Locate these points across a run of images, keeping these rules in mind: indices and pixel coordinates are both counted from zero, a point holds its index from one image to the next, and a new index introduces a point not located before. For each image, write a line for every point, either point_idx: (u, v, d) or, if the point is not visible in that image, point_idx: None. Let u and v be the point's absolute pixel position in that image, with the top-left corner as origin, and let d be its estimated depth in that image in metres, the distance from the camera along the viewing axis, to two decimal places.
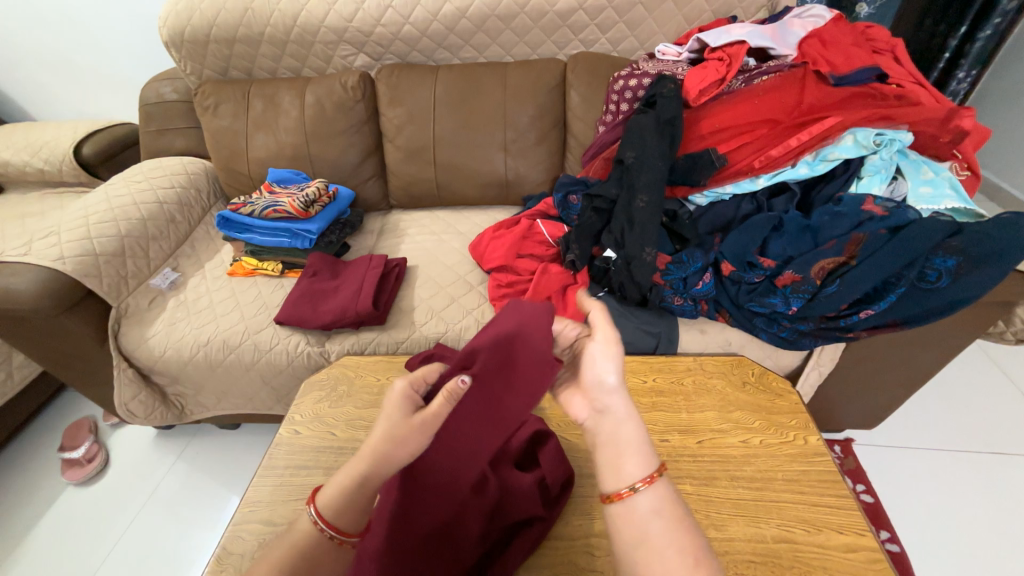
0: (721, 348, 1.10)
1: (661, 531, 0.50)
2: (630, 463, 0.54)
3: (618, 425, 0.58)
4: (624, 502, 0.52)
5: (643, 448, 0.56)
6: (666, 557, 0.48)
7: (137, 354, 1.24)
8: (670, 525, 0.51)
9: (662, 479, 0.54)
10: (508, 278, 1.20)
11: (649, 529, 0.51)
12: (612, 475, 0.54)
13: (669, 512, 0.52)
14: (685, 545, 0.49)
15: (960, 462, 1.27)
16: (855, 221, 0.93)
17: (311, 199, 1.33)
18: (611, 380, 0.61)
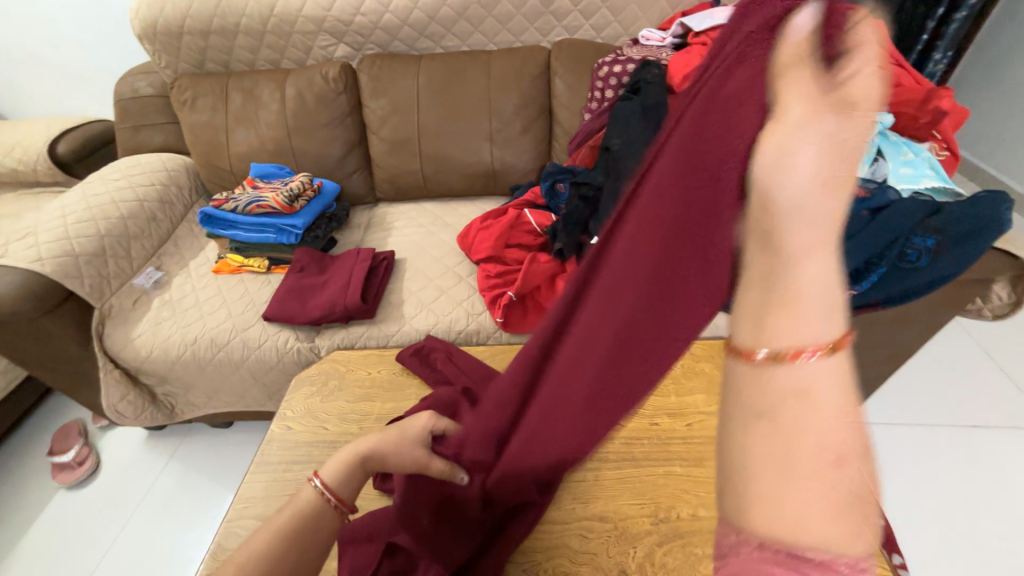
0: (709, 332, 1.11)
1: (812, 414, 0.28)
2: (785, 308, 0.30)
3: (785, 234, 0.30)
4: (763, 363, 0.29)
5: (831, 300, 0.30)
6: (815, 460, 0.27)
7: (123, 355, 1.22)
8: (833, 410, 0.28)
9: (835, 357, 0.29)
10: (497, 269, 1.18)
11: (800, 415, 0.28)
12: (748, 322, 0.30)
13: (838, 394, 0.29)
14: (847, 447, 0.28)
15: (941, 436, 1.31)
16: None
17: (295, 193, 1.32)
18: (816, 167, 0.30)
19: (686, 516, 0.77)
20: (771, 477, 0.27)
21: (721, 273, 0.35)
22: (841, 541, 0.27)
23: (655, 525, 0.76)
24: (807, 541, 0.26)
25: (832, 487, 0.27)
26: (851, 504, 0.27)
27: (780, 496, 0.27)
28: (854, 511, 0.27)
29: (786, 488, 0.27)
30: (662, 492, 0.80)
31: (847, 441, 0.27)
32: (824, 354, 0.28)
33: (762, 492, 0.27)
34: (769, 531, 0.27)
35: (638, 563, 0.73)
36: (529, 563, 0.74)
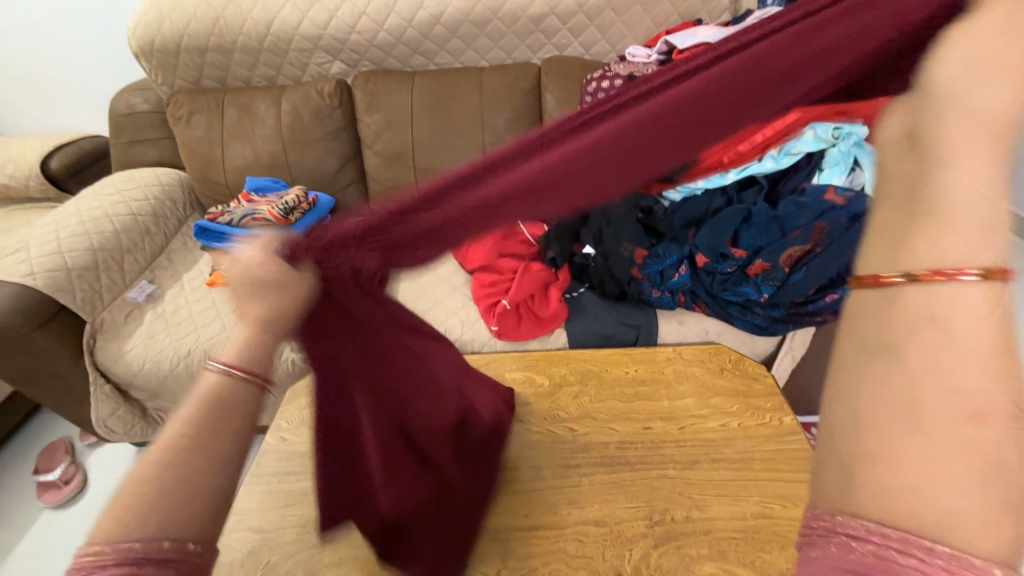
0: (700, 337, 1.14)
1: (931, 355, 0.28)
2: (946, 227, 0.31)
3: (938, 135, 0.35)
4: (893, 289, 0.31)
5: (987, 222, 0.31)
6: (942, 407, 0.27)
7: (115, 369, 1.21)
8: (973, 352, 0.28)
9: (999, 284, 0.29)
10: (490, 277, 1.22)
11: (930, 364, 0.28)
12: (885, 248, 0.33)
13: (986, 337, 0.28)
14: (991, 401, 0.27)
15: None
16: (816, 211, 0.97)
17: (290, 206, 1.34)
18: (1008, 77, 0.34)
19: (680, 518, 0.78)
20: (891, 430, 0.28)
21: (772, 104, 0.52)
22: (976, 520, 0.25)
23: (650, 528, 0.77)
24: (925, 508, 0.26)
25: (963, 452, 0.26)
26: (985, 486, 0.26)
27: (899, 446, 0.27)
28: (1000, 481, 0.25)
29: (909, 433, 0.27)
30: (657, 495, 0.81)
31: (986, 388, 0.27)
32: (978, 276, 0.29)
33: (876, 445, 0.28)
34: (878, 494, 0.27)
35: (634, 566, 0.73)
36: (527, 569, 0.74)
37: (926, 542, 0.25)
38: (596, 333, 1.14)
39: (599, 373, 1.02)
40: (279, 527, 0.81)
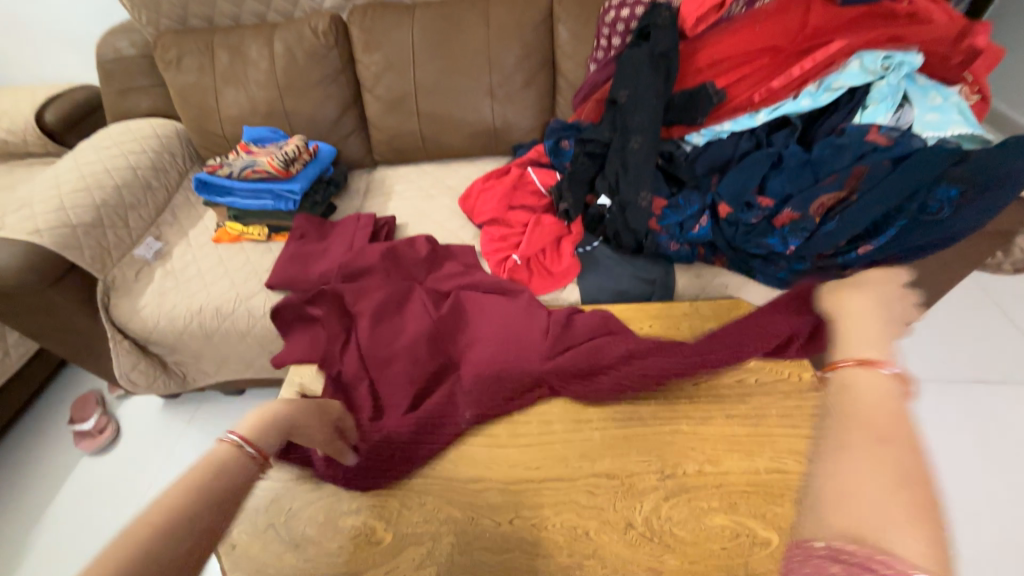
0: (718, 292, 1.09)
1: (870, 415, 0.42)
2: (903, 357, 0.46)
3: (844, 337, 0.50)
4: (844, 373, 0.47)
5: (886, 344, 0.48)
6: (884, 450, 0.39)
7: (131, 326, 1.22)
8: (894, 417, 0.41)
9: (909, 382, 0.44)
10: (501, 232, 1.17)
11: (871, 415, 0.42)
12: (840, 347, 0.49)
13: (897, 406, 0.42)
14: (916, 450, 0.39)
15: (945, 392, 1.31)
16: (857, 153, 0.90)
17: (290, 157, 1.28)
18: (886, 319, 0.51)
19: (692, 472, 0.78)
20: (857, 467, 0.39)
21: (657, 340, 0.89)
22: (906, 526, 0.34)
23: (661, 480, 0.78)
24: (872, 513, 0.36)
25: (901, 478, 0.37)
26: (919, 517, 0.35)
27: (857, 475, 0.38)
28: (911, 495, 0.36)
29: (862, 466, 0.38)
30: (669, 449, 0.81)
31: (913, 441, 0.40)
32: (893, 369, 0.45)
33: (845, 471, 0.39)
34: (839, 502, 0.38)
35: (644, 517, 0.74)
36: (539, 518, 0.76)
37: (885, 554, 0.33)
38: (610, 289, 1.08)
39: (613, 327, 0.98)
40: None
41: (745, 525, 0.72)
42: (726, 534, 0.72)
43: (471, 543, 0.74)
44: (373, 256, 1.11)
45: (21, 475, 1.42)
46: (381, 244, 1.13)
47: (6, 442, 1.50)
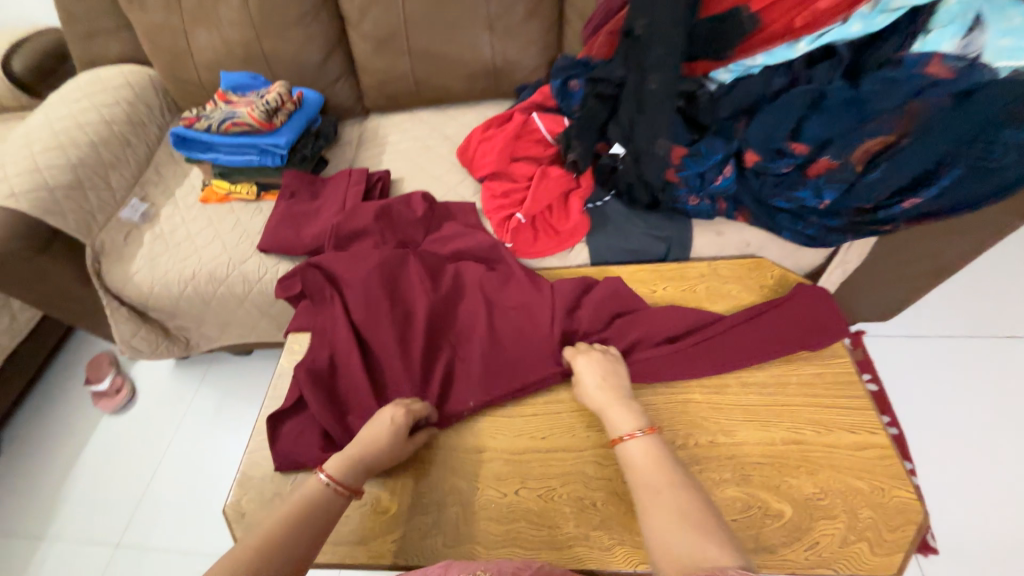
0: (739, 250, 1.00)
1: (641, 463, 0.65)
2: (690, 535, 0.55)
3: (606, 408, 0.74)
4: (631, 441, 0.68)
5: (621, 410, 0.73)
6: (639, 482, 0.63)
7: (125, 293, 1.19)
8: (648, 461, 0.65)
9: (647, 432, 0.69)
10: (503, 187, 1.06)
11: (654, 490, 0.61)
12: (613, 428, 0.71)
13: (653, 465, 0.64)
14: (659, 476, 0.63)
15: (973, 347, 1.24)
16: (913, 88, 0.78)
17: (273, 107, 1.17)
18: (631, 417, 0.71)
19: (704, 443, 0.75)
20: (645, 496, 0.61)
21: (676, 313, 0.86)
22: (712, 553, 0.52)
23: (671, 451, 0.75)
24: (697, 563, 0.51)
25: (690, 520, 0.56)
26: (711, 533, 0.55)
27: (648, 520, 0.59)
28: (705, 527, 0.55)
29: (649, 513, 0.59)
30: (680, 419, 0.77)
31: (647, 463, 0.65)
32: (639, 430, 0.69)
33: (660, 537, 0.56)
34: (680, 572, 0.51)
35: None
36: (545, 488, 0.74)
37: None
38: (622, 248, 1.01)
39: None
40: None
41: (757, 497, 0.69)
42: (737, 506, 0.69)
43: (475, 514, 0.73)
44: (366, 218, 1.03)
45: (45, 435, 1.47)
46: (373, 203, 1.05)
47: (28, 403, 1.54)
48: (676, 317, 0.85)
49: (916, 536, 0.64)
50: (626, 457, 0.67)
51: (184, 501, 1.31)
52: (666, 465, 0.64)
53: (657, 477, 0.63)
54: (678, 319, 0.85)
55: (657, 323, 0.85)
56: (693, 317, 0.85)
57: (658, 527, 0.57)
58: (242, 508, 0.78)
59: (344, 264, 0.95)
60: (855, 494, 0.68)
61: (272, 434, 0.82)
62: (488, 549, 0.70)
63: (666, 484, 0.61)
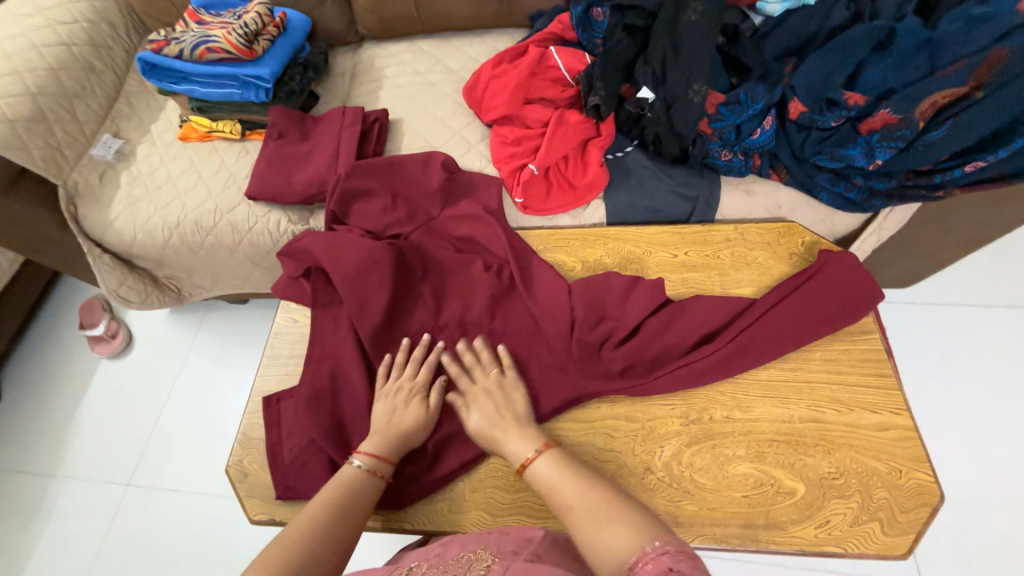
0: (768, 213, 0.91)
1: (553, 483, 0.61)
2: (613, 526, 0.52)
3: (519, 435, 0.68)
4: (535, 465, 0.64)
5: (518, 432, 0.69)
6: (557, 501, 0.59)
7: (107, 239, 1.11)
8: (556, 470, 0.62)
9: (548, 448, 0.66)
10: (515, 133, 0.96)
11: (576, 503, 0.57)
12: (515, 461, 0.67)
13: (559, 474, 0.61)
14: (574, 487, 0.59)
15: (995, 318, 1.20)
16: (1003, 27, 0.68)
17: (253, 30, 1.03)
18: (529, 443, 0.67)
19: (719, 418, 0.72)
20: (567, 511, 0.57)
21: (707, 304, 0.78)
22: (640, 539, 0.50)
23: (685, 425, 0.72)
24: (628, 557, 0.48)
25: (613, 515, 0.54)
26: (625, 519, 0.53)
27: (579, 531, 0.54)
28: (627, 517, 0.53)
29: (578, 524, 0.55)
30: (696, 393, 0.74)
31: (554, 475, 0.62)
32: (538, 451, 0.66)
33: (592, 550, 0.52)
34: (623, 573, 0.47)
35: (664, 462, 0.70)
36: None
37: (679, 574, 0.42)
38: (642, 207, 0.92)
39: (642, 256, 0.86)
40: None
41: (770, 474, 0.68)
42: (749, 483, 0.68)
43: (481, 481, 0.72)
44: (370, 179, 0.92)
45: (43, 379, 1.45)
46: (383, 158, 0.94)
47: (23, 346, 1.51)
48: (706, 307, 0.78)
49: (929, 518, 0.64)
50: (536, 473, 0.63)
51: (189, 446, 1.32)
52: (570, 467, 0.62)
53: (568, 482, 0.60)
54: (709, 309, 0.77)
55: (694, 320, 0.77)
56: (726, 307, 0.77)
57: (591, 535, 0.53)
58: (245, 468, 0.77)
59: (340, 254, 0.82)
60: (871, 476, 0.67)
61: (270, 418, 0.77)
62: (495, 516, 0.70)
63: (572, 487, 0.59)
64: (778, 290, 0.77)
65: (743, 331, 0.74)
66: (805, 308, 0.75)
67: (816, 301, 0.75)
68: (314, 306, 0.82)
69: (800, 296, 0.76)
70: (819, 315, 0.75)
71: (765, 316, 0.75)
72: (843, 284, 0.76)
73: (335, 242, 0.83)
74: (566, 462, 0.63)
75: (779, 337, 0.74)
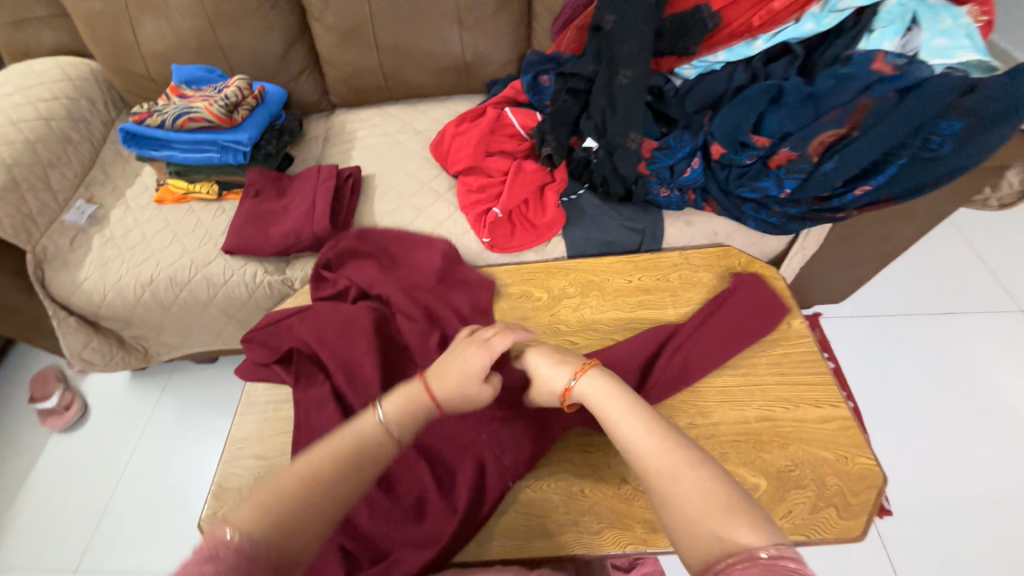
0: (707, 239, 1.04)
1: (623, 421, 0.59)
2: (721, 514, 0.47)
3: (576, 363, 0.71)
4: (580, 386, 0.67)
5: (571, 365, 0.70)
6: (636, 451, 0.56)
7: (75, 302, 1.10)
8: (627, 416, 0.60)
9: (598, 372, 0.67)
10: (479, 181, 1.07)
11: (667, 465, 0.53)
12: (560, 378, 0.70)
13: (628, 423, 0.59)
14: (648, 444, 0.56)
15: (917, 324, 1.34)
16: (862, 84, 0.85)
17: (232, 101, 1.13)
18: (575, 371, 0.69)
19: (683, 425, 0.78)
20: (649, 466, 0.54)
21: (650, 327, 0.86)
22: (747, 523, 0.46)
23: None
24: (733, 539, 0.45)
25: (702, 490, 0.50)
26: (737, 509, 0.47)
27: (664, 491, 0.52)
28: (719, 499, 0.49)
29: (663, 483, 0.52)
30: (661, 404, 0.80)
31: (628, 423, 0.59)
32: (587, 377, 0.67)
33: (683, 512, 0.49)
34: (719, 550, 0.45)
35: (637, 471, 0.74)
36: (531, 478, 0.75)
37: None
38: (598, 241, 1.03)
39: (600, 282, 0.95)
40: (280, 453, 0.80)
41: (735, 473, 0.73)
42: None
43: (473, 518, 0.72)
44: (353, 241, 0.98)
45: None
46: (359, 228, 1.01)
47: None
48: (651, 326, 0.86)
49: (877, 498, 0.70)
50: (593, 400, 0.64)
51: (150, 516, 1.24)
52: (663, 427, 0.57)
53: (661, 445, 0.55)
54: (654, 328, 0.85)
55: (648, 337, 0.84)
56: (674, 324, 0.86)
57: (685, 514, 0.49)
58: None
59: (323, 327, 0.86)
60: (822, 464, 0.73)
61: None
62: (481, 545, 0.70)
63: (659, 451, 0.54)
64: (715, 303, 0.88)
65: (694, 345, 0.83)
66: (741, 317, 0.85)
67: (747, 311, 0.86)
68: (299, 388, 0.81)
69: (734, 310, 0.86)
70: (753, 322, 0.85)
71: (711, 329, 0.84)
72: (768, 300, 0.87)
73: (318, 317, 0.87)
74: (632, 402, 0.62)
75: (720, 347, 0.83)
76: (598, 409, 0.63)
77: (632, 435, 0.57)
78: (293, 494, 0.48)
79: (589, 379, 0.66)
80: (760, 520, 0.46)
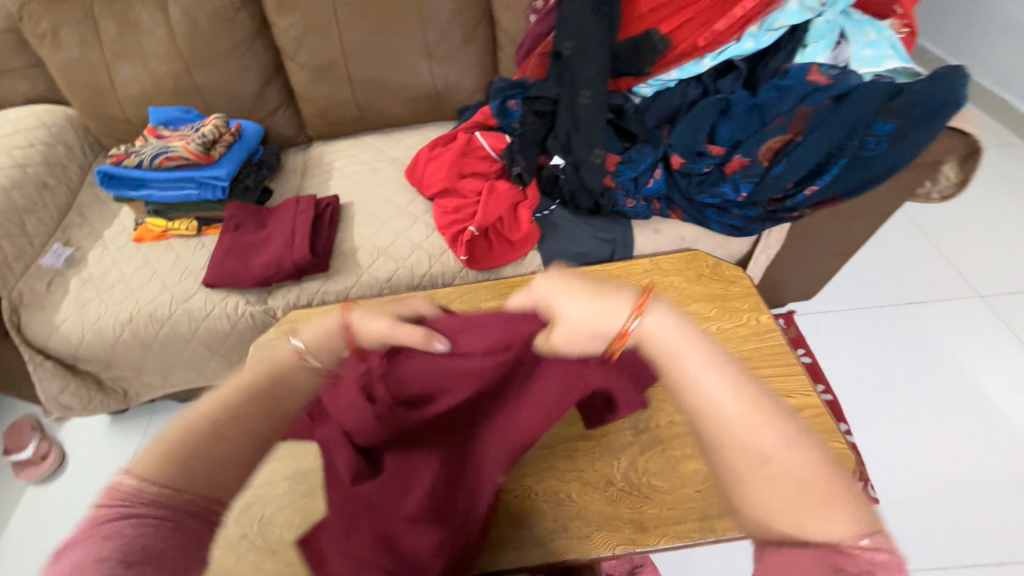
0: (676, 245, 1.09)
1: (707, 381, 0.47)
2: (819, 509, 0.41)
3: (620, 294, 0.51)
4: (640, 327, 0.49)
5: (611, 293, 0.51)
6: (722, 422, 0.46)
7: (52, 345, 1.09)
8: (716, 380, 0.47)
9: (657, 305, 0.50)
10: (454, 203, 1.10)
11: (762, 446, 0.44)
12: (609, 321, 0.50)
13: (715, 388, 0.47)
14: (737, 414, 0.46)
15: (883, 315, 1.40)
16: (801, 94, 0.92)
17: (210, 139, 1.16)
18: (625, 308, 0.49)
19: (664, 423, 0.80)
20: (734, 441, 0.45)
21: None
22: (843, 517, 0.41)
23: (636, 436, 0.79)
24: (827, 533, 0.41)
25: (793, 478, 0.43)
26: (836, 497, 0.42)
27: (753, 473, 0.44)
28: (820, 493, 0.42)
29: (751, 463, 0.44)
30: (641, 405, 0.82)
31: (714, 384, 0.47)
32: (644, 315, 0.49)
33: (768, 494, 0.43)
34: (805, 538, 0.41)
35: (622, 472, 0.76)
36: (520, 487, 0.76)
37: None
38: (572, 252, 1.07)
39: None
40: (265, 482, 0.78)
41: None
42: (700, 478, 0.75)
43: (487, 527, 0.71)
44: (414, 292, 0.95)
45: None
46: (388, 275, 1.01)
47: None
48: None
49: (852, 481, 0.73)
50: (659, 347, 0.49)
51: None
52: (750, 390, 0.47)
53: (752, 417, 0.46)
54: None
55: None
56: None
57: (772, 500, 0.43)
58: None
59: None
60: None
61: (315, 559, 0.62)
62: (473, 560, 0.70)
63: (749, 420, 0.45)
64: None
65: None
66: None
67: None
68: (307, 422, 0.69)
69: None
70: None
71: None
72: None
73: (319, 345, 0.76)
74: (709, 357, 0.48)
75: None
76: (667, 356, 0.49)
77: (713, 396, 0.47)
78: (191, 436, 0.46)
79: (648, 318, 0.49)
80: (855, 512, 0.42)
